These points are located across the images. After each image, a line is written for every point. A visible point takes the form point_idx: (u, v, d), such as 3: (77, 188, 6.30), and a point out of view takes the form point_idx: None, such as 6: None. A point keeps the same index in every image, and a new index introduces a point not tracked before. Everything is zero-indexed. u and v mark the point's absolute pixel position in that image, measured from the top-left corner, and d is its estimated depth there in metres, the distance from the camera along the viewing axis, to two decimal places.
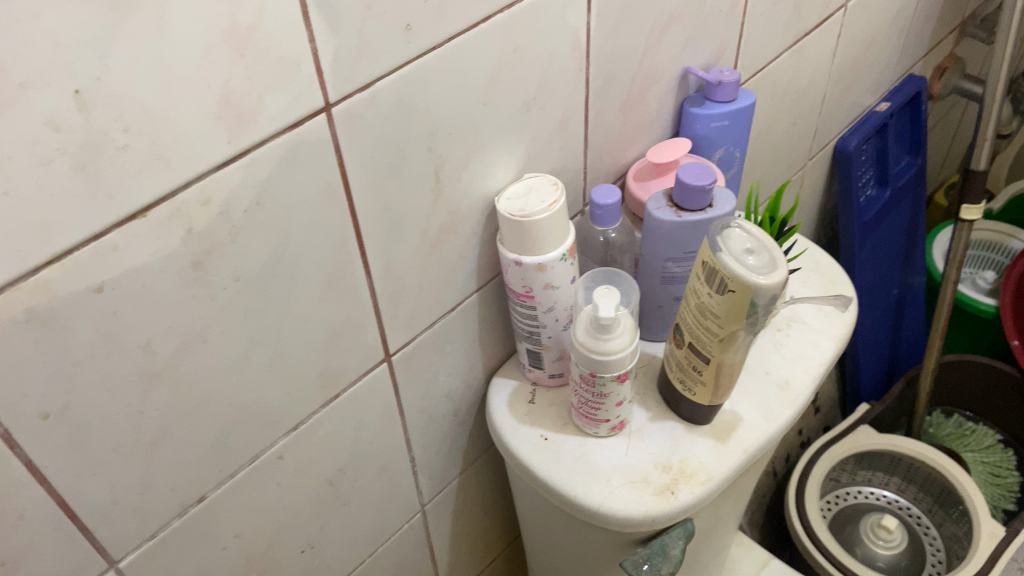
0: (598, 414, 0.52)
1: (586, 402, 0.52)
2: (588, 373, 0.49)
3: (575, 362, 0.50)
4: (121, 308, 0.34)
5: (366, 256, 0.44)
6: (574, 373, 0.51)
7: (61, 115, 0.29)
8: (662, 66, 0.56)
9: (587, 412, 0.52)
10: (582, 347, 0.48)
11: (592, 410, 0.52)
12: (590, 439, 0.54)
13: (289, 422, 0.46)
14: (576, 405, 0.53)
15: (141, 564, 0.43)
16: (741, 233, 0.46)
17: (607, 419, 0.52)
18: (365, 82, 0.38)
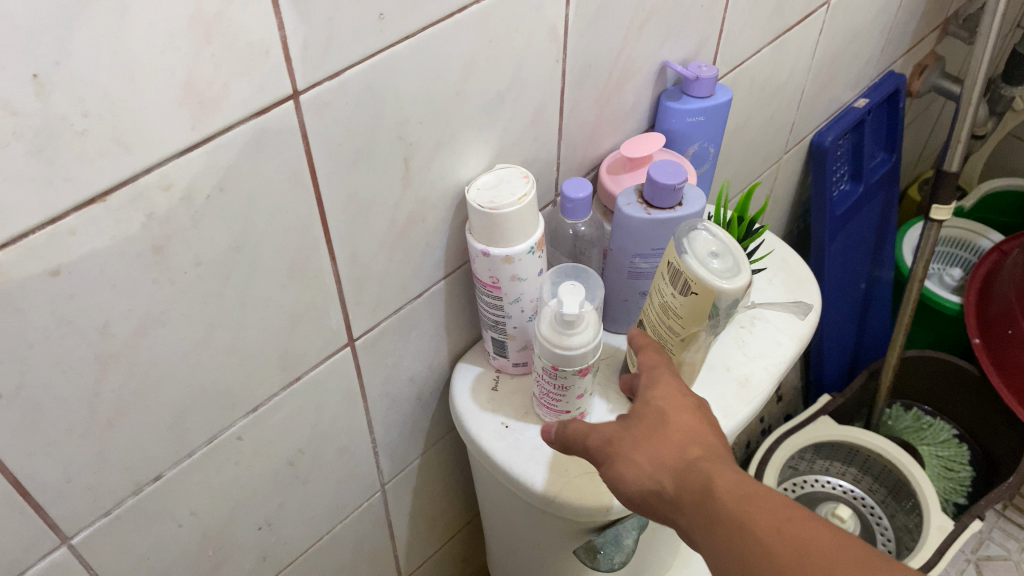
0: (559, 405, 0.52)
1: (547, 393, 0.52)
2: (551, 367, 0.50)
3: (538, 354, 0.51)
4: (78, 292, 0.34)
5: (331, 243, 0.43)
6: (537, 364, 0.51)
7: (19, 99, 0.28)
8: (640, 58, 0.56)
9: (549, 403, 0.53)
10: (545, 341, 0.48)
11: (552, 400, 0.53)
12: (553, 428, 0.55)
13: (249, 404, 0.46)
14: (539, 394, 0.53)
15: (95, 540, 0.43)
16: (707, 236, 0.46)
17: (567, 411, 0.53)
18: (335, 71, 0.37)
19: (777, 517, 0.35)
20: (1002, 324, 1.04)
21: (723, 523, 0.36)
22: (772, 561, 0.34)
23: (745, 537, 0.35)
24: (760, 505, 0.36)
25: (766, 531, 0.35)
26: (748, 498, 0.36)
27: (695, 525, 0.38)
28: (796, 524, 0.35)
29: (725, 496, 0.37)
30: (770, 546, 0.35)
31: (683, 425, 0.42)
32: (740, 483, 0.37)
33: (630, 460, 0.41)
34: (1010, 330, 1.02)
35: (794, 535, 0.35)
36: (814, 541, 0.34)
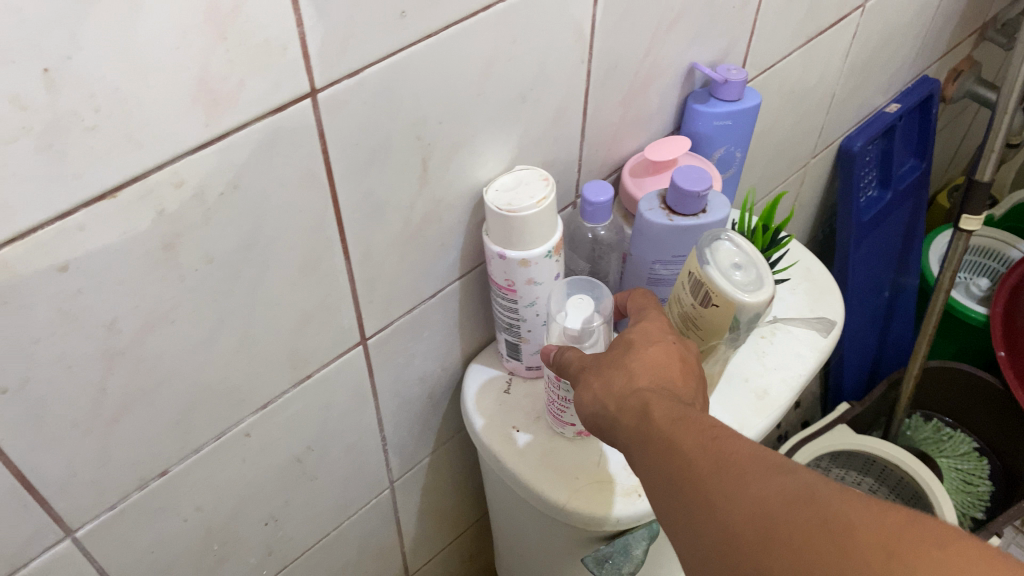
0: (563, 416, 0.52)
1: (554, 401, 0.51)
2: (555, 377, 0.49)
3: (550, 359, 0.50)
4: (85, 288, 0.34)
5: (345, 242, 0.43)
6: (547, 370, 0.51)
7: (27, 93, 0.27)
8: (668, 60, 0.55)
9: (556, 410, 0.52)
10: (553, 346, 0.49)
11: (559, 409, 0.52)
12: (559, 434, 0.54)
13: (257, 401, 0.45)
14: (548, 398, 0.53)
15: (98, 534, 0.42)
16: (730, 246, 0.45)
17: (572, 424, 0.52)
18: (353, 69, 0.36)
19: (702, 433, 0.35)
20: None
21: (656, 445, 0.36)
22: (687, 475, 0.34)
23: (671, 455, 0.35)
24: (690, 426, 0.35)
25: (690, 448, 0.34)
26: (680, 422, 0.36)
27: (629, 442, 0.38)
28: (720, 441, 0.34)
29: (658, 420, 0.37)
30: (691, 462, 0.34)
31: (643, 356, 0.41)
32: (677, 408, 0.37)
33: (589, 389, 0.42)
34: None
35: (715, 449, 0.34)
36: (735, 455, 0.33)
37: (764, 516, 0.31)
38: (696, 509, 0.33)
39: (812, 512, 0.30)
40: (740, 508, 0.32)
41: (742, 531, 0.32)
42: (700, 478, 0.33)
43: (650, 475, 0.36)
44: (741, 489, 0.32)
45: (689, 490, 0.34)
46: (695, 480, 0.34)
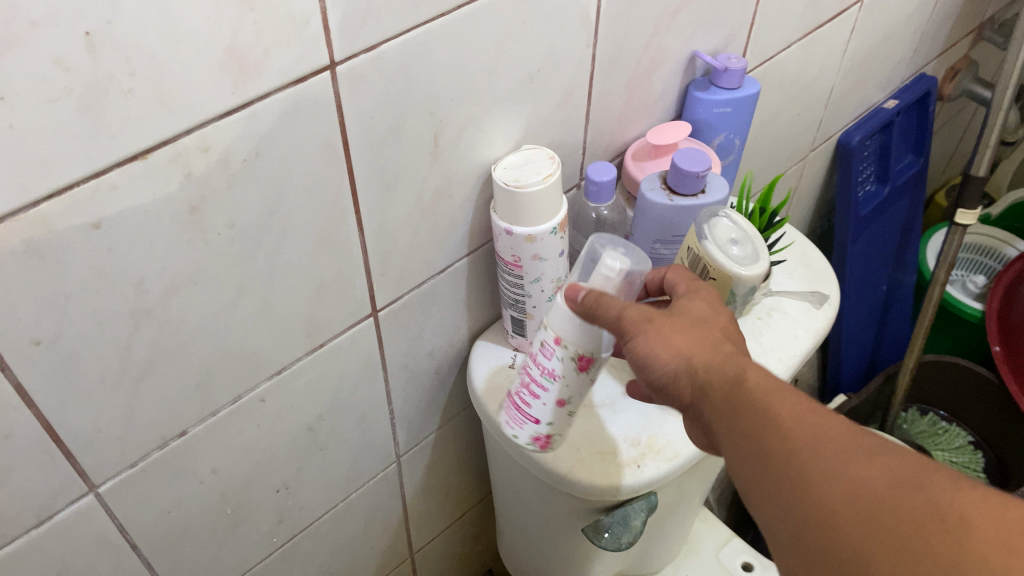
0: (528, 408, 0.51)
1: (528, 387, 0.50)
2: (552, 338, 0.47)
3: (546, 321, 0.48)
4: (116, 246, 0.35)
5: (360, 213, 0.45)
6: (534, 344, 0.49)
7: (70, 55, 0.29)
8: (671, 47, 0.57)
9: (524, 398, 0.51)
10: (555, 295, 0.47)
11: (530, 398, 0.50)
12: (514, 428, 0.53)
13: (273, 367, 0.47)
14: (519, 385, 0.51)
15: (120, 491, 0.44)
16: (727, 223, 0.48)
17: (533, 418, 0.51)
18: (371, 44, 0.38)
19: (812, 423, 0.36)
20: None
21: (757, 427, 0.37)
22: (788, 446, 0.35)
23: (771, 425, 0.36)
24: (801, 411, 0.36)
25: (800, 434, 0.36)
26: (775, 392, 0.37)
27: (716, 409, 0.38)
28: (820, 420, 0.36)
29: (753, 388, 0.38)
30: (795, 445, 0.35)
31: (722, 328, 0.42)
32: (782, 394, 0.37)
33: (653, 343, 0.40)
34: None
35: (822, 437, 0.35)
36: (849, 444, 0.35)
37: (876, 501, 0.33)
38: (798, 488, 0.35)
39: (920, 502, 0.32)
40: (846, 490, 0.33)
41: (846, 511, 0.33)
42: (807, 462, 0.35)
43: (743, 457, 0.37)
44: (848, 468, 0.34)
45: (794, 470, 0.35)
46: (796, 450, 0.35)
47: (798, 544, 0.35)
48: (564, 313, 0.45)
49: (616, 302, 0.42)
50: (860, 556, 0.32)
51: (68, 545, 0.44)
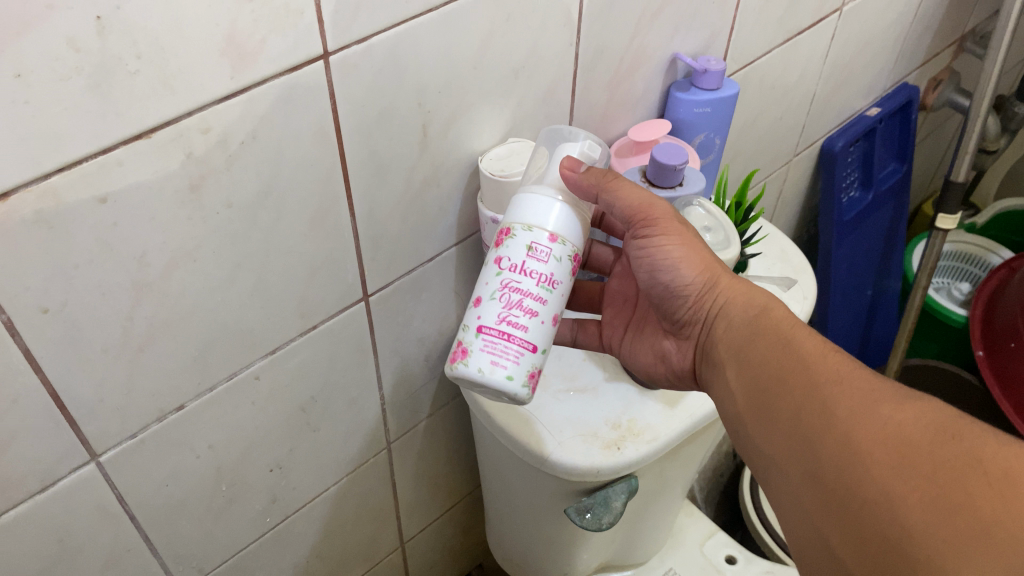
0: (514, 331, 0.44)
1: (521, 309, 0.44)
2: (548, 238, 0.45)
3: (523, 228, 0.45)
4: (120, 220, 0.38)
5: (351, 197, 0.47)
6: (509, 260, 0.45)
7: (81, 37, 0.32)
8: (652, 48, 0.59)
9: (517, 324, 0.44)
10: (536, 191, 0.46)
11: (525, 319, 0.44)
12: (504, 367, 0.44)
13: (267, 346, 0.50)
14: (499, 315, 0.44)
15: (120, 461, 0.46)
16: (701, 211, 0.56)
17: (526, 341, 0.44)
18: (362, 36, 0.41)
19: (834, 366, 0.43)
20: (1006, 337, 1.04)
21: (789, 364, 0.45)
22: (817, 385, 0.43)
23: (807, 374, 0.44)
24: (831, 363, 0.44)
25: (835, 381, 0.42)
26: (799, 336, 0.46)
27: (758, 348, 0.47)
28: (845, 368, 0.43)
29: (786, 334, 0.47)
30: (820, 381, 0.43)
31: (760, 291, 0.51)
32: (804, 341, 0.46)
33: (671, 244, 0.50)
34: (1011, 344, 1.03)
35: (847, 377, 0.42)
36: (881, 392, 0.41)
37: (905, 441, 0.38)
38: (827, 424, 0.41)
39: (953, 447, 0.37)
40: (876, 428, 0.39)
41: (874, 446, 0.39)
42: (841, 404, 0.41)
43: (774, 389, 0.45)
44: (873, 409, 0.40)
45: (826, 411, 0.41)
46: (822, 389, 0.42)
47: (816, 474, 0.41)
48: (558, 202, 0.46)
49: (630, 187, 0.49)
50: (882, 483, 0.38)
51: (69, 512, 0.46)
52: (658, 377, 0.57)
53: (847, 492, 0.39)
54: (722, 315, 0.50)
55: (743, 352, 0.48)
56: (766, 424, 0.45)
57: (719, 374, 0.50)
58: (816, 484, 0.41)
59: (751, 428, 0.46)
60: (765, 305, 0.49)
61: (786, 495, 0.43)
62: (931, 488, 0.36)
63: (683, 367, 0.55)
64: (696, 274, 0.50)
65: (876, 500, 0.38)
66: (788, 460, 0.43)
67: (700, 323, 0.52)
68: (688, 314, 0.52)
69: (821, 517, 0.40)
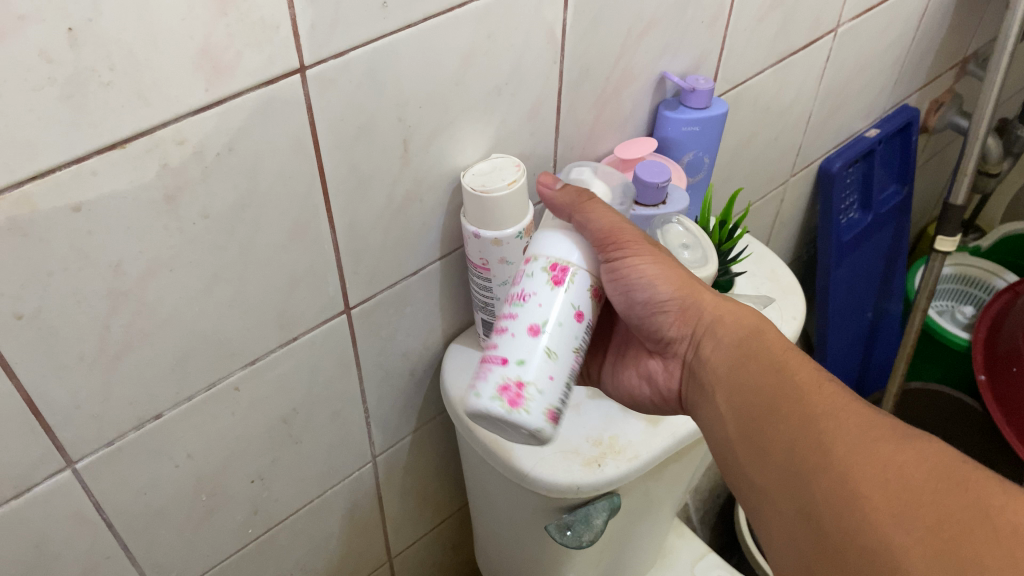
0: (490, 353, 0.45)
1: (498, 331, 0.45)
2: (525, 264, 0.47)
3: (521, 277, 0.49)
4: (95, 229, 0.38)
5: (331, 210, 0.47)
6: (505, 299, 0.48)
7: (53, 48, 0.33)
8: (639, 67, 0.60)
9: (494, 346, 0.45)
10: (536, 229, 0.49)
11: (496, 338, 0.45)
12: (477, 386, 0.44)
13: (247, 357, 0.50)
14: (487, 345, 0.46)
15: (97, 468, 0.47)
16: (679, 229, 0.57)
17: (495, 357, 0.44)
18: (340, 51, 0.41)
19: (830, 399, 0.42)
20: (1007, 363, 1.03)
21: (782, 394, 0.44)
22: (813, 419, 0.42)
23: (803, 407, 0.43)
24: (827, 395, 0.43)
25: (832, 415, 0.42)
26: (792, 366, 0.45)
27: (745, 373, 0.46)
28: (841, 403, 0.42)
29: (779, 362, 0.46)
30: (816, 415, 0.42)
31: (746, 312, 0.50)
32: (798, 370, 0.45)
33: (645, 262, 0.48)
34: (1014, 369, 1.01)
35: (843, 412, 0.42)
36: (880, 429, 0.40)
37: (908, 486, 0.38)
38: (822, 460, 0.40)
39: (960, 498, 0.36)
40: (877, 470, 0.39)
41: (873, 490, 0.38)
42: (838, 440, 0.40)
43: (767, 420, 0.44)
44: (873, 450, 0.39)
45: (822, 446, 0.41)
46: (819, 424, 0.41)
47: (811, 513, 0.40)
48: (567, 239, 0.47)
49: (604, 209, 0.48)
50: (882, 532, 0.37)
51: (45, 518, 0.46)
52: (646, 403, 0.56)
53: (846, 538, 0.38)
54: (708, 335, 0.49)
55: (730, 377, 0.47)
56: (757, 455, 0.44)
57: (707, 398, 0.49)
58: (811, 523, 0.40)
59: (739, 457, 0.45)
60: (754, 327, 0.48)
61: (779, 529, 0.43)
62: (934, 541, 0.36)
63: (670, 390, 0.53)
64: (674, 291, 0.50)
65: (876, 548, 0.37)
66: (782, 494, 0.42)
67: (685, 343, 0.51)
68: (672, 334, 0.51)
69: (818, 559, 0.40)
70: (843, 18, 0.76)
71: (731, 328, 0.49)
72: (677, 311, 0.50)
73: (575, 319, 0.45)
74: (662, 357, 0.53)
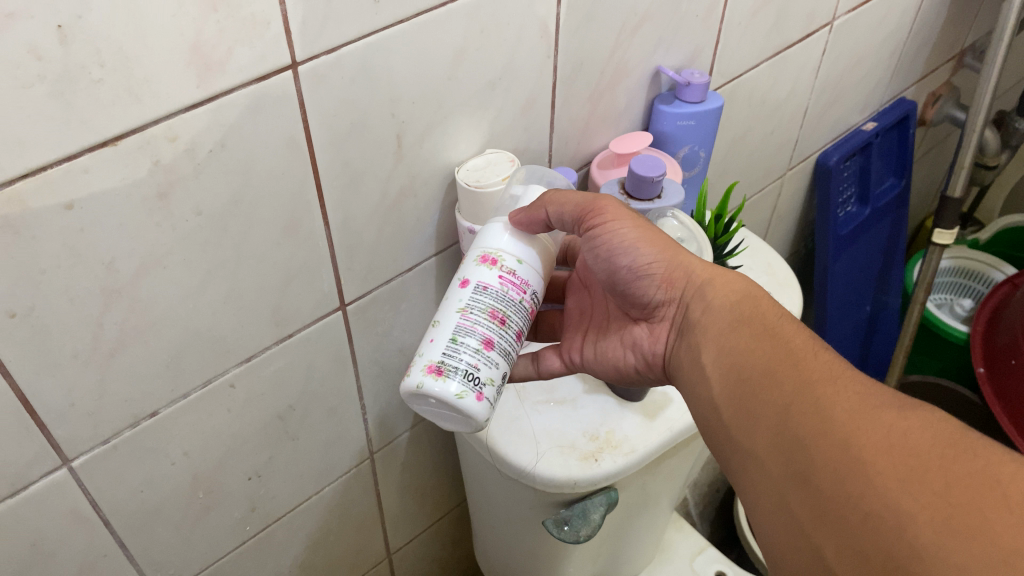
0: None
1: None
2: None
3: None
4: (88, 227, 0.38)
5: (325, 207, 0.47)
6: None
7: (43, 45, 0.32)
8: (634, 61, 0.59)
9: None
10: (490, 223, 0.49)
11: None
12: None
13: (242, 354, 0.50)
14: None
15: (93, 466, 0.47)
16: (674, 223, 0.58)
17: None
18: (331, 47, 0.41)
19: (828, 366, 0.42)
20: (1006, 355, 1.03)
21: (776, 357, 0.44)
22: (809, 386, 0.42)
23: (799, 373, 0.42)
24: (823, 361, 0.43)
25: (830, 380, 0.41)
26: (785, 335, 0.45)
27: (738, 338, 0.46)
28: (839, 371, 0.42)
29: (775, 331, 0.45)
30: (813, 381, 0.42)
31: (734, 278, 0.50)
32: (792, 336, 0.45)
33: (624, 228, 0.49)
34: (1013, 361, 1.01)
35: (841, 378, 0.41)
36: (880, 398, 0.40)
37: (912, 451, 0.37)
38: (820, 425, 0.40)
39: (967, 463, 0.36)
40: (880, 435, 0.38)
41: (875, 455, 0.38)
42: (837, 405, 0.40)
43: (761, 386, 0.44)
44: (877, 417, 0.39)
45: (820, 410, 0.40)
46: (816, 390, 0.41)
47: (807, 478, 0.40)
48: (506, 231, 0.47)
49: (572, 192, 0.49)
50: (887, 497, 0.36)
51: (41, 517, 0.46)
52: (631, 373, 0.56)
53: (847, 503, 0.38)
54: (697, 297, 0.50)
55: (722, 338, 0.47)
56: (750, 420, 0.44)
57: (695, 358, 0.49)
58: (808, 488, 0.40)
59: (731, 425, 0.45)
60: (745, 291, 0.49)
61: (771, 496, 0.42)
62: (942, 507, 0.35)
63: (654, 355, 0.54)
64: (657, 254, 0.50)
65: (881, 513, 0.36)
66: (774, 459, 0.42)
67: (675, 303, 0.51)
68: (659, 297, 0.51)
69: (814, 526, 0.39)
70: (838, 11, 0.76)
71: (721, 291, 0.49)
72: (662, 276, 0.50)
73: (459, 287, 0.46)
74: (647, 320, 0.53)
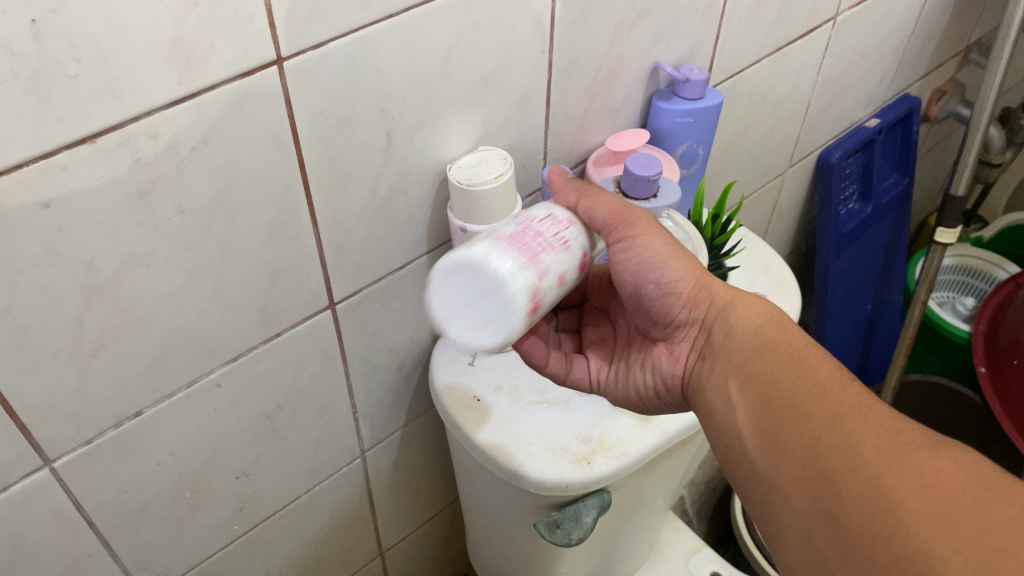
0: (523, 247, 0.43)
1: (538, 238, 0.44)
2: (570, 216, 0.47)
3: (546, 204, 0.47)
4: (66, 225, 0.37)
5: (312, 205, 0.46)
6: (532, 214, 0.46)
7: (16, 41, 0.31)
8: (630, 57, 0.58)
9: (532, 243, 0.43)
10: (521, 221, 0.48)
11: (541, 244, 0.44)
12: (512, 259, 0.42)
13: (228, 353, 0.49)
14: (515, 228, 0.44)
15: (74, 466, 0.46)
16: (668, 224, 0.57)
17: (530, 261, 0.43)
18: (318, 42, 0.40)
19: (857, 401, 0.41)
20: (1007, 355, 1.02)
21: (803, 389, 0.43)
22: (838, 421, 0.41)
23: (827, 406, 0.42)
24: (851, 394, 0.42)
25: (858, 415, 0.41)
26: (814, 365, 0.44)
27: (765, 366, 0.45)
28: (869, 407, 0.41)
29: (800, 360, 0.44)
30: (841, 415, 0.41)
31: (760, 307, 0.49)
32: (818, 365, 0.44)
33: (653, 244, 0.49)
34: (1015, 361, 1.00)
35: (870, 412, 0.41)
36: (909, 436, 0.39)
37: (945, 494, 0.36)
38: (850, 462, 0.39)
39: (1004, 509, 0.35)
40: (912, 475, 0.37)
41: (907, 495, 0.37)
42: (867, 442, 0.39)
43: (788, 418, 0.43)
44: (908, 455, 0.38)
45: (849, 446, 0.40)
46: (846, 425, 0.40)
47: (836, 517, 0.39)
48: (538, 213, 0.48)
49: (607, 197, 0.48)
50: (919, 540, 0.35)
51: (23, 518, 0.46)
52: (650, 397, 0.55)
53: (877, 544, 0.37)
54: (721, 320, 0.49)
55: (747, 365, 0.46)
56: (776, 452, 0.43)
57: (717, 385, 0.48)
58: (835, 525, 0.39)
59: (755, 454, 0.44)
60: (770, 317, 0.48)
61: (796, 530, 0.41)
62: (976, 552, 0.34)
63: (673, 377, 0.52)
64: (685, 273, 0.49)
65: (913, 556, 0.35)
66: (799, 491, 0.41)
67: (698, 325, 0.50)
68: (683, 316, 0.50)
69: (843, 565, 0.38)
70: (842, 6, 0.74)
71: (746, 317, 0.48)
72: (687, 295, 0.50)
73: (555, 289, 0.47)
74: (668, 340, 0.52)
